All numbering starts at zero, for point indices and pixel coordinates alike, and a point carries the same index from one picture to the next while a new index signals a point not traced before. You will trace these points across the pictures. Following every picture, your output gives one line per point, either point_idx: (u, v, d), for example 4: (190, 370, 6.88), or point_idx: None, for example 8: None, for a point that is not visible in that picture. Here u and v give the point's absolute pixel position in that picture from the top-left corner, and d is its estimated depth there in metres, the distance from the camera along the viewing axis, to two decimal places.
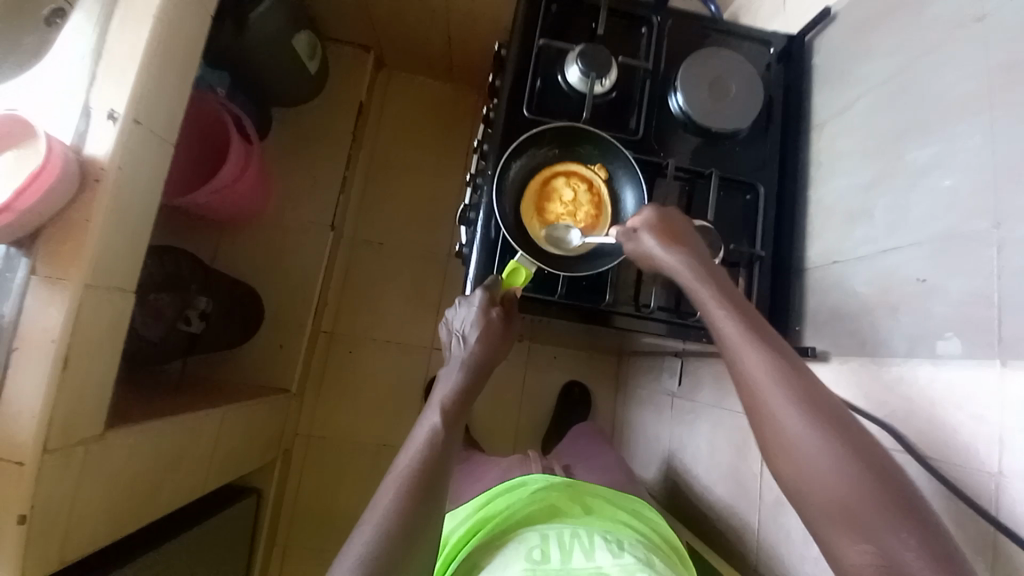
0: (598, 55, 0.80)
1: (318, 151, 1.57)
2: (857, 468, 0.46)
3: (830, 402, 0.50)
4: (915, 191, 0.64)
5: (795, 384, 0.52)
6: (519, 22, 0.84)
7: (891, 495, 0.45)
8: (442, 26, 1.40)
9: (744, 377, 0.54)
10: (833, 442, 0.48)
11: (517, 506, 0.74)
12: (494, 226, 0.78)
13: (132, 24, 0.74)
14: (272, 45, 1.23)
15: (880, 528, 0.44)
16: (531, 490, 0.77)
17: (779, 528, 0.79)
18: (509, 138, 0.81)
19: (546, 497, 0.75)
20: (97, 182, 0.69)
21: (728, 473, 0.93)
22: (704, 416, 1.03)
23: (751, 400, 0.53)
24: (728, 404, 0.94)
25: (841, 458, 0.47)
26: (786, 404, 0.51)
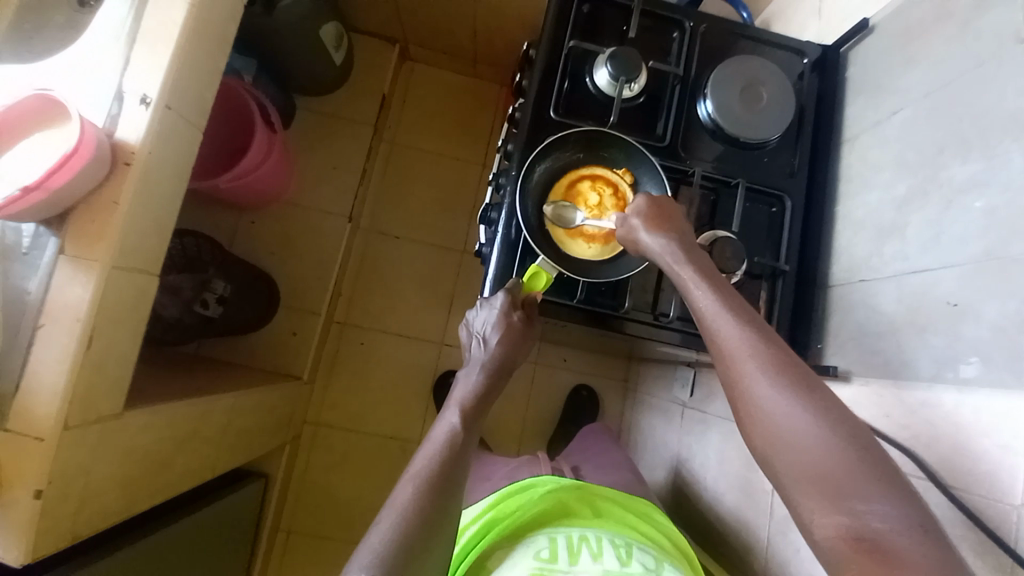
0: (629, 58, 0.79)
1: (339, 141, 1.58)
2: (826, 438, 0.47)
3: (802, 379, 0.51)
4: (952, 211, 0.62)
5: (768, 358, 0.52)
6: (549, 22, 0.84)
7: (861, 462, 0.46)
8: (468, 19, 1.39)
9: (720, 349, 0.55)
10: (804, 410, 0.49)
11: (528, 504, 0.73)
12: (516, 227, 0.77)
13: (165, 8, 0.75)
14: (298, 33, 1.24)
15: (845, 492, 0.45)
16: (541, 492, 0.76)
17: (788, 545, 0.79)
18: (535, 139, 0.81)
19: (557, 496, 0.75)
20: (127, 165, 0.70)
21: (737, 487, 0.92)
22: (715, 427, 1.02)
23: (726, 371, 0.54)
24: None
25: (811, 426, 0.48)
26: (758, 376, 0.51)
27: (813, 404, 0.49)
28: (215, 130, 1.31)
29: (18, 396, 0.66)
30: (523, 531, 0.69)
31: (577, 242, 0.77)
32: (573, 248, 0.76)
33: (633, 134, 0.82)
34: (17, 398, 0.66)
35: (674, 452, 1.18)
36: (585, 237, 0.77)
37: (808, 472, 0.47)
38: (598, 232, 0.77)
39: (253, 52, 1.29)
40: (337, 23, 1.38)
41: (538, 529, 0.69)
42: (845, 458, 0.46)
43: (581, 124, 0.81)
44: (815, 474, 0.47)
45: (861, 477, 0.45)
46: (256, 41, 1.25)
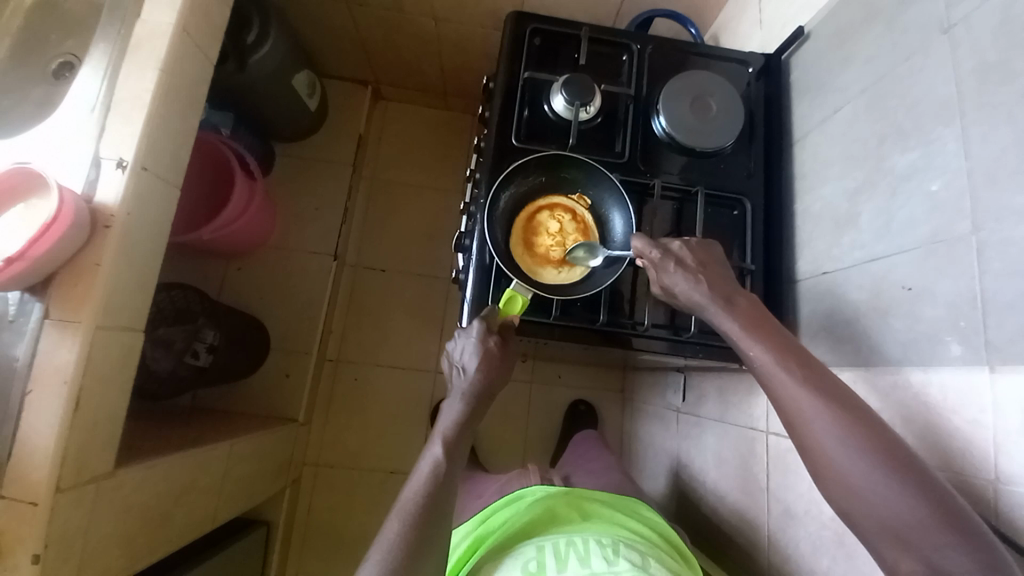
0: (581, 84, 0.83)
1: (321, 183, 1.62)
2: (902, 489, 0.47)
3: (877, 427, 0.51)
4: (899, 197, 0.65)
5: (838, 412, 0.52)
6: (504, 56, 0.88)
7: (938, 499, 0.46)
8: (434, 57, 1.45)
9: (783, 402, 0.56)
10: (874, 458, 0.49)
11: (516, 515, 0.77)
12: (488, 254, 0.80)
13: (138, 75, 0.79)
14: (270, 81, 1.29)
15: (913, 524, 0.46)
16: (529, 502, 0.78)
17: (789, 541, 0.78)
18: (500, 166, 0.84)
19: (544, 505, 0.77)
20: (107, 227, 0.72)
21: (736, 486, 0.93)
22: (710, 428, 1.02)
23: (796, 427, 0.54)
24: (732, 417, 0.94)
25: (890, 475, 0.48)
26: (827, 432, 0.52)
27: (883, 447, 0.49)
28: (196, 185, 1.34)
29: (10, 461, 0.66)
30: (509, 539, 0.72)
31: (547, 269, 0.79)
32: (542, 275, 0.79)
33: (594, 153, 0.86)
34: (10, 463, 0.66)
35: (674, 459, 1.17)
36: (553, 263, 0.80)
37: (877, 519, 0.48)
38: (563, 257, 0.80)
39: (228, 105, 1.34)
40: (309, 71, 1.45)
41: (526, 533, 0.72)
42: (924, 505, 0.46)
43: (543, 148, 0.85)
44: (864, 506, 0.49)
45: (943, 530, 0.44)
46: (231, 94, 1.29)
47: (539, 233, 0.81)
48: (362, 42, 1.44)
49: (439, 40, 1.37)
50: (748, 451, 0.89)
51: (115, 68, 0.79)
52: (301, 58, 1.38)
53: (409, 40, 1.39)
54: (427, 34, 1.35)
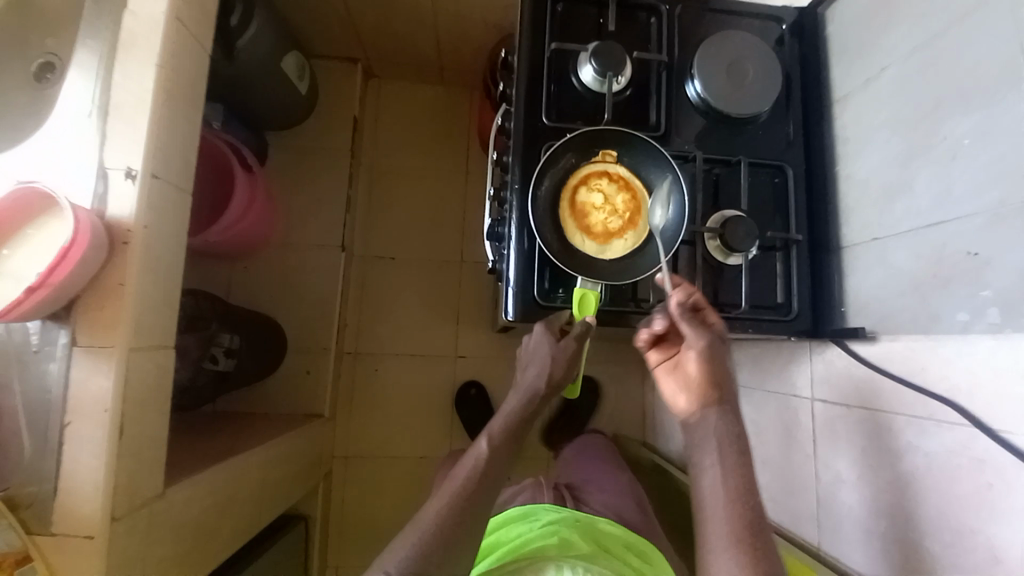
0: (612, 53, 0.79)
1: (319, 171, 1.55)
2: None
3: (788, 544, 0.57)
4: (960, 160, 0.63)
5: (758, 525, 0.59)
6: (525, 27, 0.82)
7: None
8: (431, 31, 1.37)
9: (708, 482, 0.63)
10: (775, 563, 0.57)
11: (531, 537, 0.76)
12: (530, 245, 0.77)
13: (134, 73, 0.72)
14: (260, 68, 1.20)
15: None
16: (543, 522, 0.78)
17: (840, 506, 0.79)
18: (532, 147, 0.79)
19: (557, 529, 0.77)
20: (125, 244, 0.67)
21: (774, 453, 0.94)
22: (744, 398, 1.03)
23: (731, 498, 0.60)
24: (771, 386, 0.95)
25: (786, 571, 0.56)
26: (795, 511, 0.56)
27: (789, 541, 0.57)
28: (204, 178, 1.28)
29: (61, 495, 0.64)
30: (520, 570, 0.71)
31: (614, 243, 0.77)
32: (612, 254, 0.76)
33: (627, 128, 0.82)
34: (59, 497, 0.64)
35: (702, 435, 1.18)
36: (616, 234, 0.77)
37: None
38: (623, 225, 0.77)
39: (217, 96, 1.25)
40: (298, 53, 1.36)
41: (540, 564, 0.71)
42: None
43: (574, 126, 0.80)
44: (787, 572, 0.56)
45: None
46: (219, 84, 1.21)
47: (592, 215, 0.77)
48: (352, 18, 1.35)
49: (436, 12, 1.28)
50: (788, 424, 0.90)
51: (107, 68, 0.72)
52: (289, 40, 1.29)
53: (404, 14, 1.31)
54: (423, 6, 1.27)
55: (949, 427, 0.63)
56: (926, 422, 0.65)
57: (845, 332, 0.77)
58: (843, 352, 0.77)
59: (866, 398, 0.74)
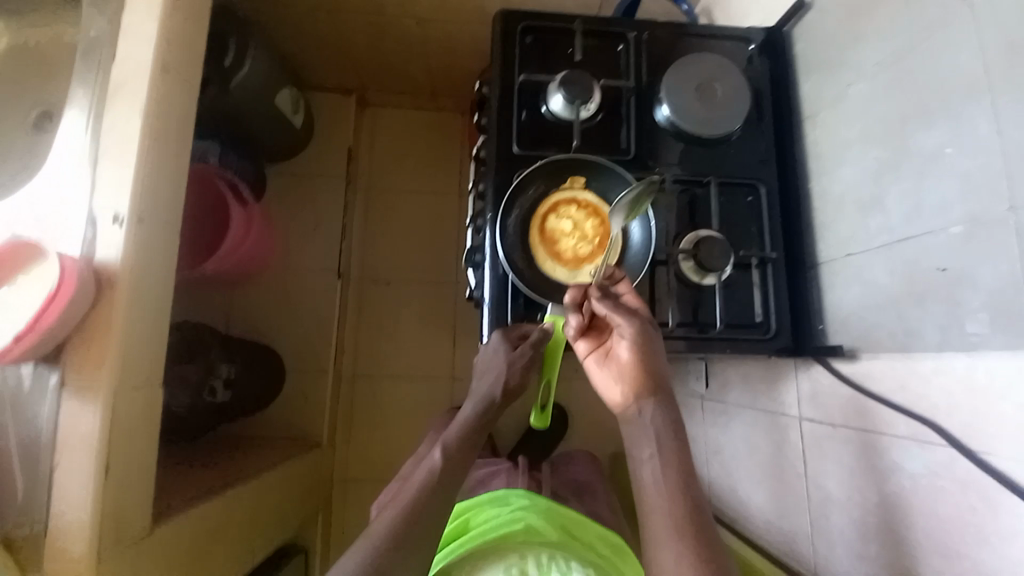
0: (579, 82, 0.80)
1: (315, 199, 1.59)
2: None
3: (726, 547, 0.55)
4: (927, 175, 0.62)
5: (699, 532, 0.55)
6: (495, 60, 0.85)
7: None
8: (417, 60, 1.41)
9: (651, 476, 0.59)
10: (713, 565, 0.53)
11: (498, 522, 0.76)
12: (502, 273, 0.78)
13: (122, 120, 0.76)
14: (254, 104, 1.25)
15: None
16: (513, 508, 0.79)
17: (833, 529, 0.77)
18: (504, 177, 0.81)
19: (524, 514, 0.77)
20: (111, 288, 0.70)
21: (769, 473, 0.92)
22: (737, 415, 1.01)
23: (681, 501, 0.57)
24: (762, 404, 0.93)
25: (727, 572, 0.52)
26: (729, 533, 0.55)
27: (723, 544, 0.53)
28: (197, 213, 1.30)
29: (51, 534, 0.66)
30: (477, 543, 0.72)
31: (585, 269, 0.77)
32: (581, 279, 0.77)
33: (598, 152, 0.83)
34: (49, 535, 0.66)
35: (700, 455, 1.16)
36: (587, 259, 0.78)
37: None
38: (594, 249, 0.77)
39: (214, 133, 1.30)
40: (291, 88, 1.41)
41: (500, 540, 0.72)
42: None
43: (545, 153, 0.82)
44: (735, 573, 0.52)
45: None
46: (216, 122, 1.25)
47: (561, 242, 0.78)
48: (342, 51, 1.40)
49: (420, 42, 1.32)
50: (780, 443, 0.88)
51: (97, 119, 0.76)
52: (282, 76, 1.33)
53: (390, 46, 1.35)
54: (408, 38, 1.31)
55: (931, 448, 0.61)
56: (910, 442, 0.64)
57: (824, 351, 0.76)
58: (825, 370, 0.76)
59: (852, 417, 0.72)
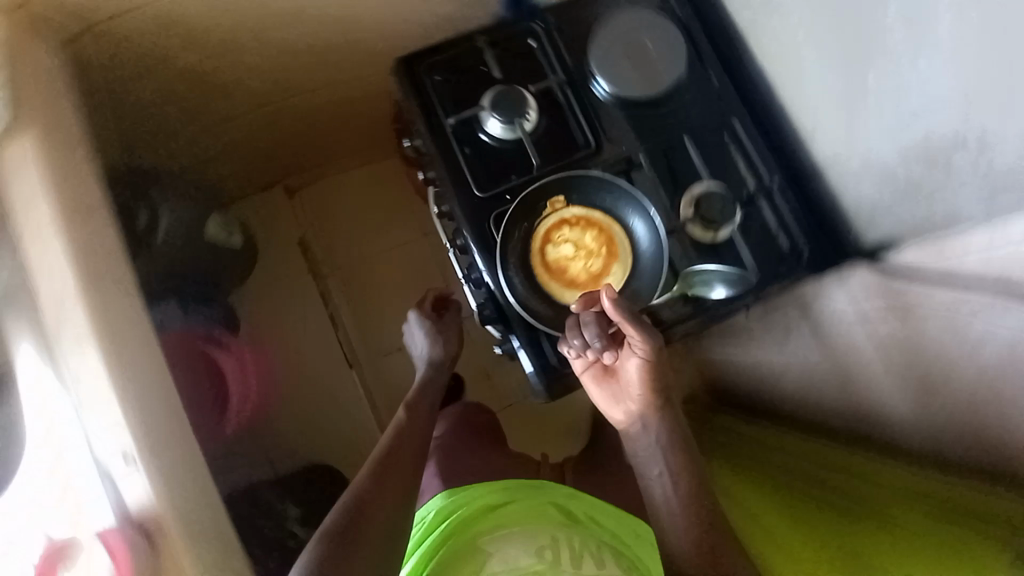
0: (508, 98, 0.77)
1: (294, 307, 1.49)
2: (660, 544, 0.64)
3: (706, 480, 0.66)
4: (906, 57, 0.62)
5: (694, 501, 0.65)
6: (414, 112, 0.78)
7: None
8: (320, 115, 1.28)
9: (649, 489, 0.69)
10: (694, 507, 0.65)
11: (524, 503, 0.74)
12: (529, 323, 0.73)
13: (80, 355, 0.70)
14: (191, 247, 1.22)
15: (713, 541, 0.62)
16: (544, 495, 0.77)
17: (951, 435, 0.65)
18: (481, 227, 0.75)
19: (551, 502, 0.75)
20: (162, 530, 0.66)
21: (839, 400, 0.76)
22: (779, 349, 0.83)
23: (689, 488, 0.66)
24: (816, 320, 0.80)
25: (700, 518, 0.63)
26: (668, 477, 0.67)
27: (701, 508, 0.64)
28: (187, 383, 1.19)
29: None
30: (460, 502, 0.76)
31: (605, 282, 0.74)
32: (606, 295, 0.74)
33: (563, 158, 0.78)
34: None
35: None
36: (601, 271, 0.74)
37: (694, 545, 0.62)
38: (605, 260, 0.74)
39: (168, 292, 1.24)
40: (220, 214, 1.34)
41: (480, 519, 0.72)
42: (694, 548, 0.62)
43: (511, 183, 0.77)
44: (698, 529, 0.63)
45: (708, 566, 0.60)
46: (175, 290, 1.19)
47: (570, 267, 0.74)
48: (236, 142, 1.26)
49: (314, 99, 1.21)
50: (846, 360, 0.76)
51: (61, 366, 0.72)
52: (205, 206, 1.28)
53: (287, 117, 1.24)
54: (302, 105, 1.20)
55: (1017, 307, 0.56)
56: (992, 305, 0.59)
57: (868, 251, 0.77)
58: (871, 275, 0.73)
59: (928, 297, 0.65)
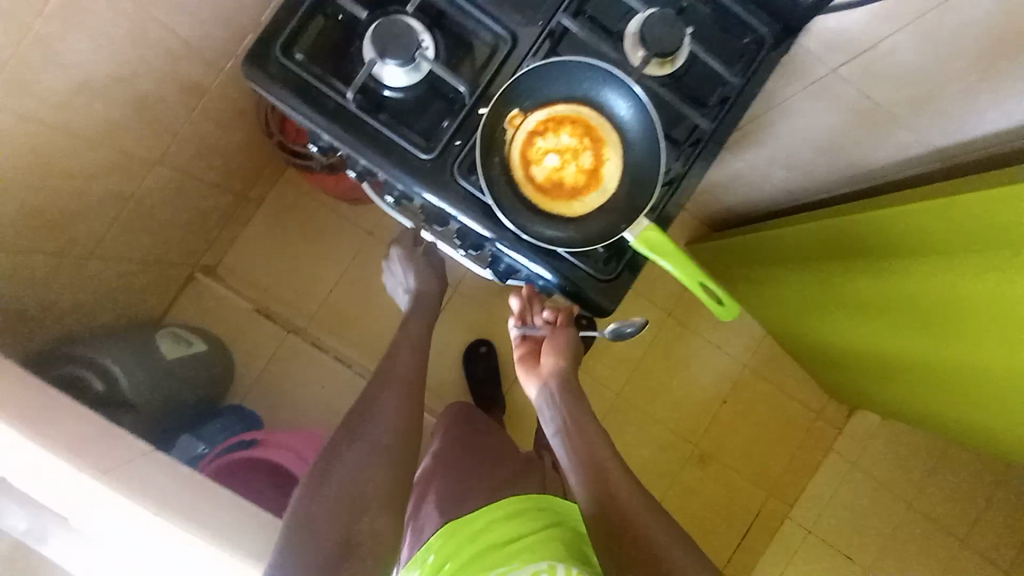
0: (393, 35, 0.64)
1: (294, 371, 1.38)
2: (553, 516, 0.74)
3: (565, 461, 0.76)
4: None
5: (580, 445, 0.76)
6: (303, 110, 0.66)
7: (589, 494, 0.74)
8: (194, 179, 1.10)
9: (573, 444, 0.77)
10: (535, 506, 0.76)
11: (514, 535, 0.77)
12: (565, 258, 0.68)
13: (153, 538, 0.72)
14: (164, 382, 1.13)
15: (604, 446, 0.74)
16: (522, 517, 0.80)
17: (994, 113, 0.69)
18: (450, 187, 0.67)
19: (531, 522, 0.79)
20: None
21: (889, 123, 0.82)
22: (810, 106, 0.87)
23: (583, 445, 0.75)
24: (832, 65, 0.78)
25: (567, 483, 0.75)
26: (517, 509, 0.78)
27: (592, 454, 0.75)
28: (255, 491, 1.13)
29: None
30: (471, 522, 0.79)
31: (605, 170, 0.67)
32: (614, 184, 0.67)
33: (484, 72, 0.68)
34: None
35: (763, 184, 1.14)
36: (596, 163, 0.67)
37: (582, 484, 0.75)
38: (593, 150, 0.66)
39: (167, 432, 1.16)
40: (165, 332, 1.20)
41: (497, 549, 0.75)
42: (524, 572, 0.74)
43: (450, 128, 0.67)
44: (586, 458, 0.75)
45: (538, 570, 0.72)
46: (168, 411, 1.16)
47: (564, 177, 0.67)
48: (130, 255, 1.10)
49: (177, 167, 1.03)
50: (875, 88, 0.78)
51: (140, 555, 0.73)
52: (145, 332, 1.17)
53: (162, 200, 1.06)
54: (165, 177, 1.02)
55: None
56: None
57: None
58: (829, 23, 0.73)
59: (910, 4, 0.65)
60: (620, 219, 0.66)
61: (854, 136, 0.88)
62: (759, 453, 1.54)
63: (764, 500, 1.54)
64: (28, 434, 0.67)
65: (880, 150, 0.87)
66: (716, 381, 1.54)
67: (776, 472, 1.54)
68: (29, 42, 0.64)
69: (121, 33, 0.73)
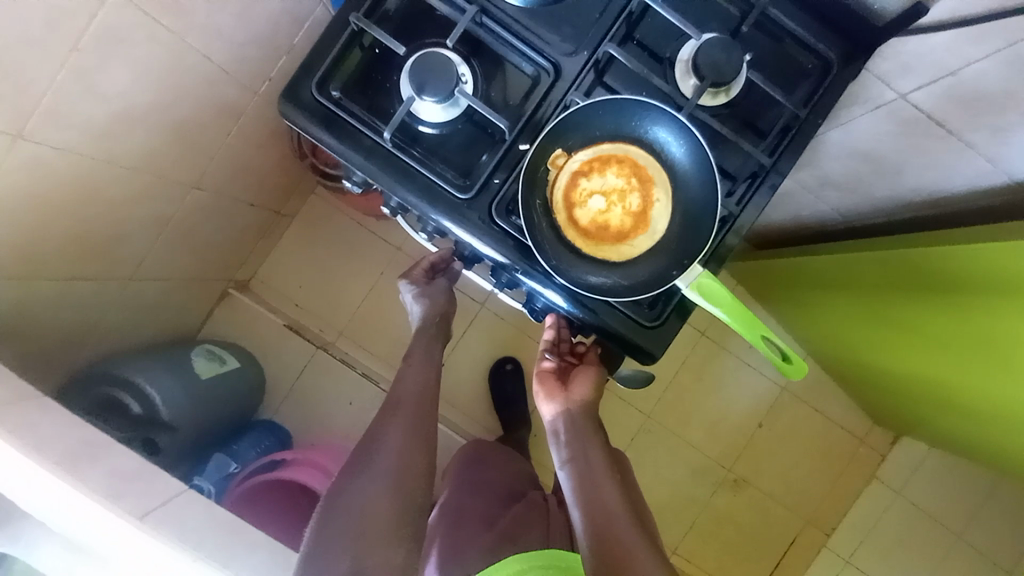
0: (433, 71, 0.61)
1: (322, 387, 1.38)
2: None
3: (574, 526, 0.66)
4: None
5: (598, 505, 0.66)
6: (337, 146, 0.64)
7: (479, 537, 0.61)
8: (228, 200, 1.11)
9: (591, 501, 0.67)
10: None
11: None
12: (607, 303, 0.64)
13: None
14: (202, 400, 1.13)
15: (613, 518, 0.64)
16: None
17: None
18: (489, 227, 0.64)
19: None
20: None
21: (953, 152, 0.75)
22: (869, 125, 0.81)
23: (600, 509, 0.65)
24: (896, 86, 0.72)
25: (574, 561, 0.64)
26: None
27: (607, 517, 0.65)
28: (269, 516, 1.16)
29: None
30: None
31: (655, 211, 0.63)
32: (662, 226, 0.62)
33: (525, 105, 0.65)
34: None
35: (812, 205, 1.07)
36: (644, 204, 0.63)
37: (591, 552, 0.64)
38: (642, 191, 0.62)
39: (197, 449, 1.18)
40: (201, 348, 1.21)
41: None
42: None
43: (489, 164, 0.64)
44: (602, 524, 0.64)
45: None
46: (201, 435, 1.17)
47: (610, 220, 0.63)
48: (168, 277, 1.11)
49: (210, 189, 1.03)
50: (941, 113, 0.71)
51: None
52: (182, 348, 1.19)
53: (196, 221, 1.07)
54: (200, 200, 1.03)
55: None
56: None
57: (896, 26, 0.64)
58: (911, 43, 0.65)
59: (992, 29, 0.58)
60: (671, 262, 0.62)
61: (917, 162, 0.81)
62: (797, 479, 1.47)
63: (802, 528, 1.46)
64: (70, 475, 0.68)
65: (949, 180, 0.79)
66: (753, 403, 1.46)
67: (815, 498, 1.46)
68: (67, 76, 0.63)
69: (160, 64, 0.72)
